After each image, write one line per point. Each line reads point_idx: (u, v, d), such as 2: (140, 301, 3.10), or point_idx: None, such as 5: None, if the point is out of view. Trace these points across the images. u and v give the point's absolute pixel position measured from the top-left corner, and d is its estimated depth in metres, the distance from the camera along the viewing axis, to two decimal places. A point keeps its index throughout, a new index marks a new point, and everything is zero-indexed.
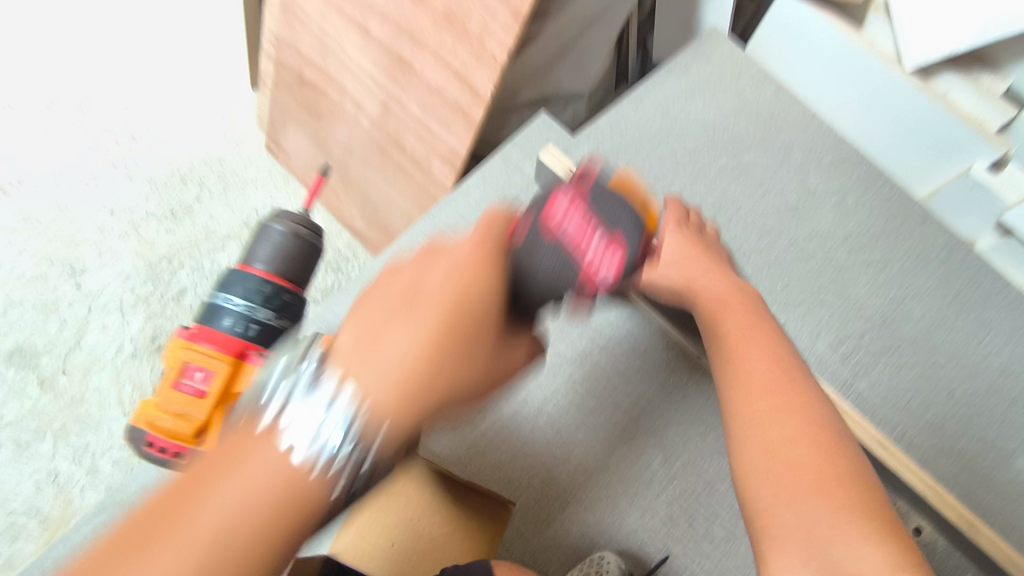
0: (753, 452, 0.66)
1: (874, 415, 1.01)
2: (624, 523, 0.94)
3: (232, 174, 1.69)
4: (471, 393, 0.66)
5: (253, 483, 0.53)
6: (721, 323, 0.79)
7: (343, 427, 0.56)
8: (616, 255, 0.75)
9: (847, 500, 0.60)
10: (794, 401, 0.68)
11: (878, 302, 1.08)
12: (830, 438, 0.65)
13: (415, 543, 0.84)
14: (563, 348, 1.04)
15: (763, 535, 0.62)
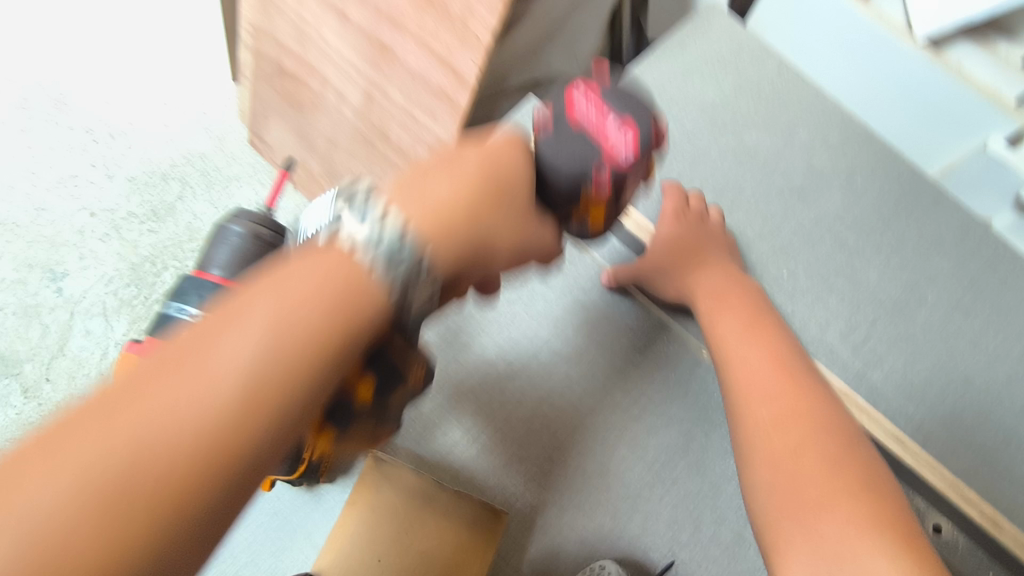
0: (758, 464, 0.62)
1: (888, 407, 0.96)
2: (625, 528, 0.89)
3: (215, 170, 1.58)
4: (509, 253, 0.59)
5: (287, 309, 0.48)
6: (722, 330, 0.77)
7: (391, 247, 0.51)
8: (628, 145, 0.55)
9: (860, 510, 0.55)
10: (799, 408, 0.64)
11: (891, 287, 1.02)
12: (841, 444, 0.61)
13: (404, 557, 0.78)
14: (557, 344, 0.98)
15: (771, 551, 0.57)
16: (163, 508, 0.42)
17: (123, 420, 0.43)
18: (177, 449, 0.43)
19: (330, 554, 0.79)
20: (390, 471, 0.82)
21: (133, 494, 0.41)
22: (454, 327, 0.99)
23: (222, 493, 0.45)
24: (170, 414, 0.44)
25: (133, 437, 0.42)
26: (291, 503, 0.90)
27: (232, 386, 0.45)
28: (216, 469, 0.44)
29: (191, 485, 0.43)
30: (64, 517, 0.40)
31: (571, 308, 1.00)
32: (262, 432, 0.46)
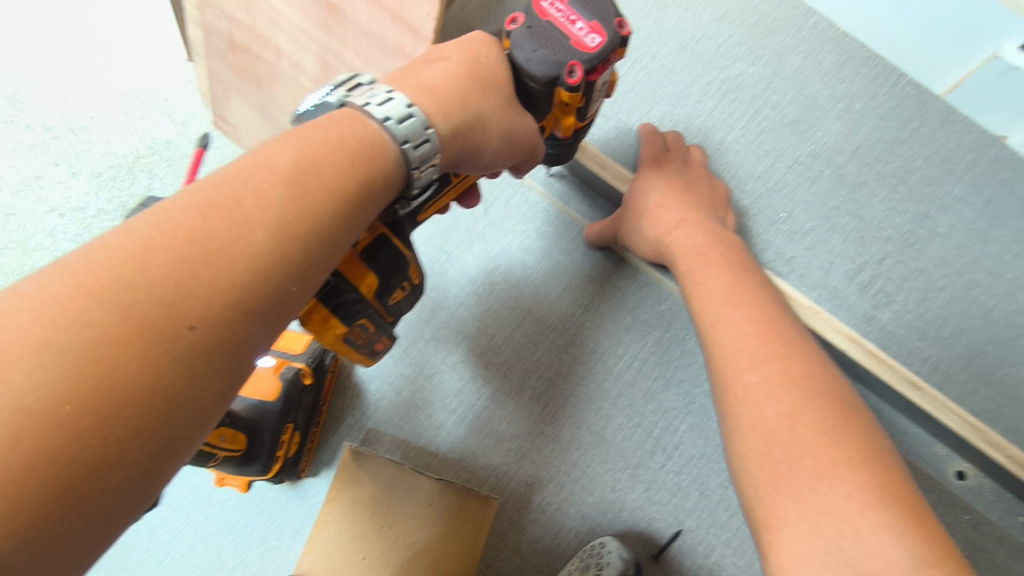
0: (748, 435, 0.58)
1: (902, 349, 0.89)
2: (627, 499, 0.84)
3: (185, 160, 1.19)
4: (503, 144, 0.55)
5: (317, 146, 0.42)
6: (708, 287, 0.72)
7: (416, 121, 0.45)
8: (596, 40, 0.55)
9: (863, 481, 0.50)
10: (793, 373, 0.60)
11: (899, 221, 0.94)
12: (839, 409, 0.56)
13: (390, 552, 0.75)
14: (541, 312, 0.91)
15: (764, 527, 0.53)
16: (191, 336, 0.35)
17: (144, 235, 0.35)
18: (206, 270, 0.36)
19: (312, 554, 0.75)
20: (371, 465, 0.77)
21: (159, 314, 0.34)
22: (431, 302, 0.92)
23: (246, 336, 0.38)
24: (201, 235, 0.36)
25: (163, 250, 0.35)
26: (275, 501, 0.86)
27: (264, 245, 0.38)
28: (245, 300, 0.37)
29: (220, 315, 0.36)
30: (86, 330, 0.32)
31: (553, 274, 0.93)
32: (292, 273, 0.39)
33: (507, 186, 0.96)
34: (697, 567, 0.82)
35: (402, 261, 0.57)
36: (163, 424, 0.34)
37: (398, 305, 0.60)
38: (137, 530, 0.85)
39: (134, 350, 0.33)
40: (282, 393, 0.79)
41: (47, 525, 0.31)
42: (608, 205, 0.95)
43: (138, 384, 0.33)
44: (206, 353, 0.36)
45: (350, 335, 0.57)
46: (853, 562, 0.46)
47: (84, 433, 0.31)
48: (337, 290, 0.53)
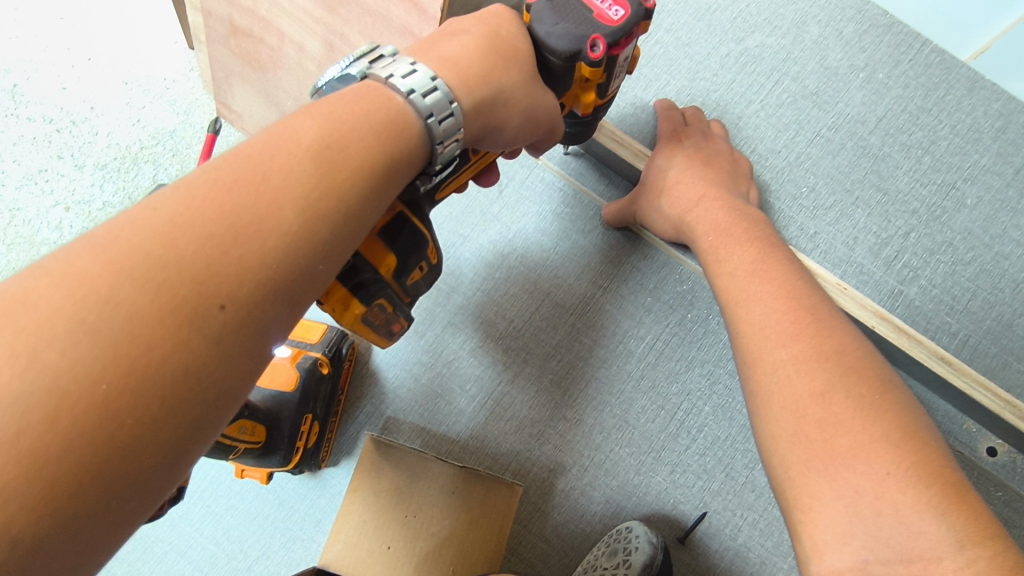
0: (779, 413, 0.54)
1: (930, 325, 0.88)
2: (652, 483, 0.83)
3: (190, 150, 1.17)
4: (524, 122, 0.52)
5: (344, 120, 0.40)
6: (732, 264, 0.69)
7: (440, 95, 0.43)
8: (618, 13, 0.53)
9: (901, 459, 0.46)
10: (824, 349, 0.56)
11: (924, 193, 0.91)
12: (874, 386, 0.52)
13: (416, 541, 0.74)
14: (559, 295, 0.90)
15: (796, 507, 0.49)
16: (221, 315, 0.34)
17: (172, 211, 0.34)
18: (236, 247, 0.34)
19: (336, 545, 0.74)
20: (392, 455, 0.76)
21: (189, 292, 0.33)
22: (448, 287, 0.91)
23: (276, 315, 0.36)
24: (229, 212, 0.35)
25: (193, 226, 0.34)
26: (295, 492, 0.86)
27: (292, 224, 0.36)
28: (272, 280, 0.35)
29: (251, 294, 0.35)
30: (117, 309, 0.31)
31: (571, 255, 0.91)
32: (320, 252, 0.38)
33: (522, 166, 0.94)
34: (724, 549, 0.81)
35: (420, 241, 0.55)
36: (195, 405, 0.33)
37: (415, 286, 0.59)
38: (159, 523, 0.84)
39: (163, 329, 0.32)
40: (300, 383, 0.78)
41: (78, 508, 0.29)
42: (626, 183, 0.93)
43: (168, 365, 0.32)
44: (235, 333, 0.34)
45: (368, 315, 0.55)
46: (893, 542, 0.43)
47: (118, 413, 0.30)
48: (355, 270, 0.51)
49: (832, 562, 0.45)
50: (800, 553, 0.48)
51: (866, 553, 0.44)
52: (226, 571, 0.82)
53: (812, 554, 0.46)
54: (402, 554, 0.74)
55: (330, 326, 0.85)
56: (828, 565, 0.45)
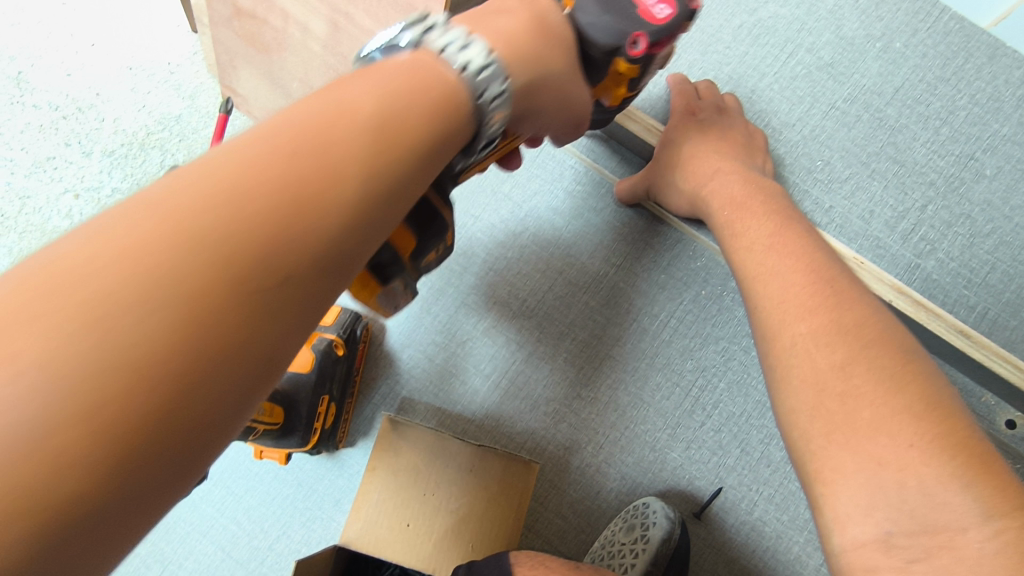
0: (799, 386, 0.54)
1: (947, 298, 0.87)
2: (667, 459, 0.83)
3: (197, 135, 1.16)
4: (558, 113, 0.53)
5: (400, 93, 0.40)
6: (749, 238, 0.68)
7: (494, 74, 0.43)
8: (662, 12, 0.54)
9: (925, 430, 0.45)
10: (845, 322, 0.55)
11: (942, 164, 0.90)
12: (897, 358, 0.51)
13: (435, 517, 0.75)
14: (572, 273, 0.89)
15: (817, 481, 0.49)
16: (275, 292, 0.34)
17: (232, 184, 0.34)
18: (295, 224, 0.35)
19: (356, 523, 0.74)
20: (410, 433, 0.77)
21: (248, 268, 0.33)
22: (461, 268, 0.91)
23: (320, 294, 0.36)
24: (285, 186, 0.35)
25: (250, 201, 0.34)
26: (313, 472, 0.87)
27: (348, 201, 0.36)
28: (327, 252, 0.36)
29: (303, 271, 0.35)
30: (176, 270, 0.31)
31: (583, 233, 0.90)
32: (369, 229, 0.38)
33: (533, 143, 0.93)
34: (740, 524, 0.81)
35: (442, 223, 0.53)
36: (246, 380, 0.33)
37: (428, 266, 0.58)
38: (181, 504, 0.86)
39: (221, 304, 0.32)
40: (317, 364, 0.79)
41: (136, 479, 0.30)
42: (638, 160, 0.92)
43: (225, 341, 0.32)
44: (285, 310, 0.35)
45: (383, 293, 0.55)
46: (918, 513, 0.43)
47: (184, 373, 0.30)
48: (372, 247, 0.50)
49: (854, 535, 0.45)
50: (821, 526, 0.48)
51: (889, 525, 0.43)
52: (248, 550, 0.84)
53: (834, 526, 0.47)
54: (424, 531, 0.74)
55: (344, 308, 0.86)
56: (851, 538, 0.45)
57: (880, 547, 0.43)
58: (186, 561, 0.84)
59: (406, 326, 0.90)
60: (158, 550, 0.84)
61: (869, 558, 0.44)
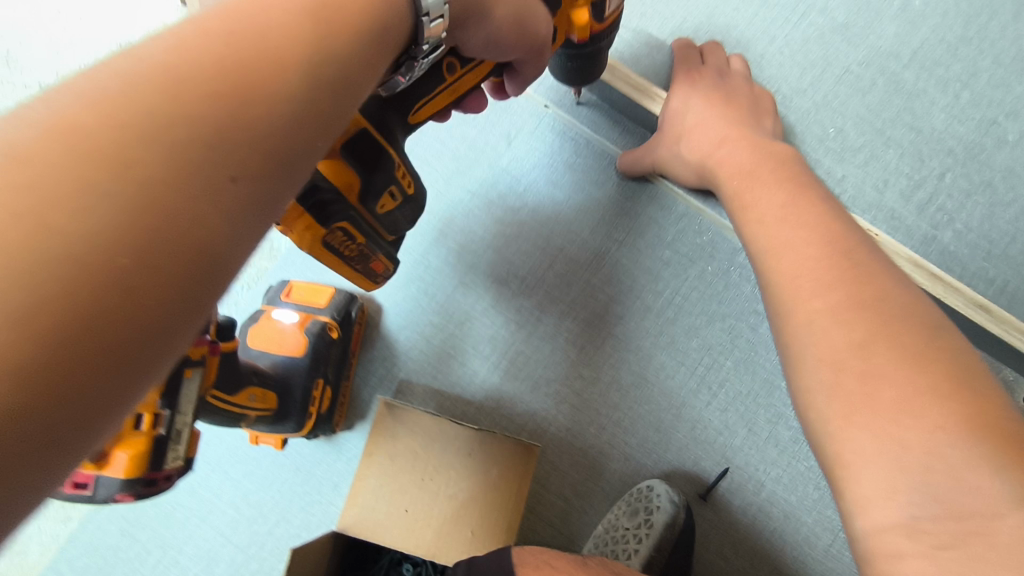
0: (815, 365, 0.51)
1: (965, 271, 0.83)
2: (672, 440, 0.81)
3: None
4: (514, 45, 0.53)
5: None
6: (762, 209, 0.65)
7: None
8: None
9: (950, 411, 0.42)
10: (864, 298, 0.52)
11: (962, 130, 0.85)
12: (919, 337, 0.48)
13: (433, 504, 0.73)
14: (572, 251, 0.86)
15: (837, 463, 0.47)
16: (232, 188, 0.27)
17: (163, 57, 0.26)
18: (248, 109, 0.28)
19: (354, 509, 0.72)
20: (407, 418, 0.74)
21: (198, 155, 0.26)
22: (457, 247, 0.88)
23: (277, 196, 0.30)
24: (233, 61, 0.28)
25: (193, 79, 0.26)
26: (311, 456, 0.85)
27: (296, 90, 0.30)
28: (271, 147, 0.29)
29: (261, 165, 0.28)
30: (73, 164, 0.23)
31: (585, 209, 0.87)
32: (323, 128, 0.32)
33: (530, 116, 0.90)
34: (747, 505, 0.79)
35: (387, 163, 0.62)
36: (204, 280, 0.26)
37: (388, 214, 0.68)
38: (180, 489, 0.85)
39: (167, 195, 0.25)
40: (310, 347, 0.76)
41: (55, 397, 0.22)
42: (642, 130, 0.88)
43: (173, 239, 0.25)
44: (243, 212, 0.28)
45: (332, 239, 0.63)
46: (947, 497, 0.40)
47: (95, 285, 0.22)
48: (316, 189, 0.59)
49: (876, 519, 0.42)
50: (843, 510, 0.46)
51: (912, 509, 0.41)
52: (247, 535, 0.83)
53: (855, 510, 0.44)
54: (423, 516, 0.72)
55: (337, 289, 0.83)
56: (872, 522, 0.42)
57: (903, 531, 0.40)
58: (186, 546, 0.83)
59: (403, 307, 0.88)
60: (161, 536, 0.84)
61: (893, 543, 0.41)
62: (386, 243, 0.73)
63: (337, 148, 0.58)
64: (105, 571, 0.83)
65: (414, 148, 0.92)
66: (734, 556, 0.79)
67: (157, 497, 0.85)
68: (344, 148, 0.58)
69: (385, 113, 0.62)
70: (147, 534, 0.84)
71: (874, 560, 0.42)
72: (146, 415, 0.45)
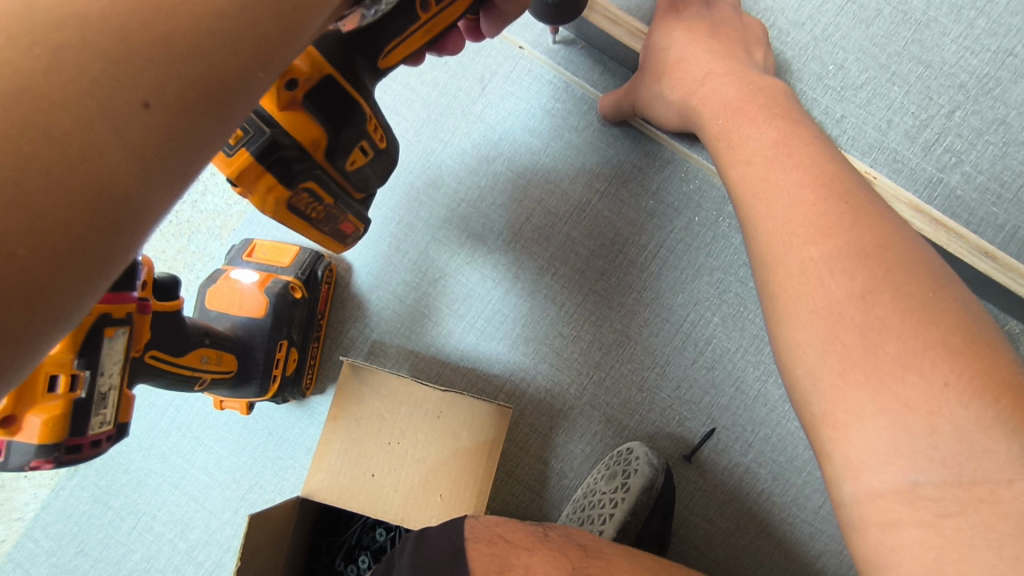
0: (808, 319, 0.43)
1: (973, 218, 0.76)
2: (656, 401, 0.77)
3: None
4: None
5: None
6: (743, 138, 0.57)
7: None
8: None
9: (964, 367, 0.36)
10: (864, 245, 0.44)
11: (975, 62, 0.77)
12: (924, 284, 0.41)
13: (400, 469, 0.70)
14: (551, 203, 0.81)
15: (825, 424, 0.41)
16: (145, 117, 0.24)
17: None
18: (162, 24, 0.24)
19: (319, 474, 0.70)
20: (372, 379, 0.71)
21: (96, 71, 0.23)
22: (430, 202, 0.83)
23: (207, 132, 0.27)
24: None
25: None
26: (283, 421, 0.83)
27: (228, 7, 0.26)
28: (198, 74, 0.25)
29: (183, 91, 0.25)
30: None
31: (563, 157, 0.81)
32: (263, 55, 0.27)
33: (506, 57, 0.84)
34: (733, 466, 0.76)
35: (357, 115, 0.54)
36: (116, 214, 0.24)
37: (359, 171, 0.60)
38: (150, 456, 0.83)
39: (59, 118, 0.23)
40: (271, 308, 0.73)
41: None
42: (624, 70, 0.81)
43: (60, 174, 0.23)
44: (158, 147, 0.25)
45: (296, 199, 0.55)
46: (952, 462, 0.35)
47: None
48: (276, 145, 0.50)
49: (870, 484, 0.37)
50: (828, 472, 0.41)
51: (916, 473, 0.36)
52: (221, 500, 0.82)
53: (845, 474, 0.38)
54: (391, 481, 0.69)
55: (303, 247, 0.80)
56: (866, 487, 0.37)
57: (904, 498, 0.36)
58: (159, 513, 0.82)
59: (373, 265, 0.84)
60: (134, 502, 0.82)
61: (889, 510, 0.36)
62: (357, 203, 0.65)
63: (299, 97, 0.50)
64: (81, 536, 0.82)
65: (385, 91, 0.86)
66: (720, 518, 0.76)
67: (129, 463, 0.83)
68: (307, 97, 0.50)
69: (350, 58, 0.53)
70: (120, 500, 0.83)
71: (868, 528, 0.37)
72: (60, 376, 0.43)
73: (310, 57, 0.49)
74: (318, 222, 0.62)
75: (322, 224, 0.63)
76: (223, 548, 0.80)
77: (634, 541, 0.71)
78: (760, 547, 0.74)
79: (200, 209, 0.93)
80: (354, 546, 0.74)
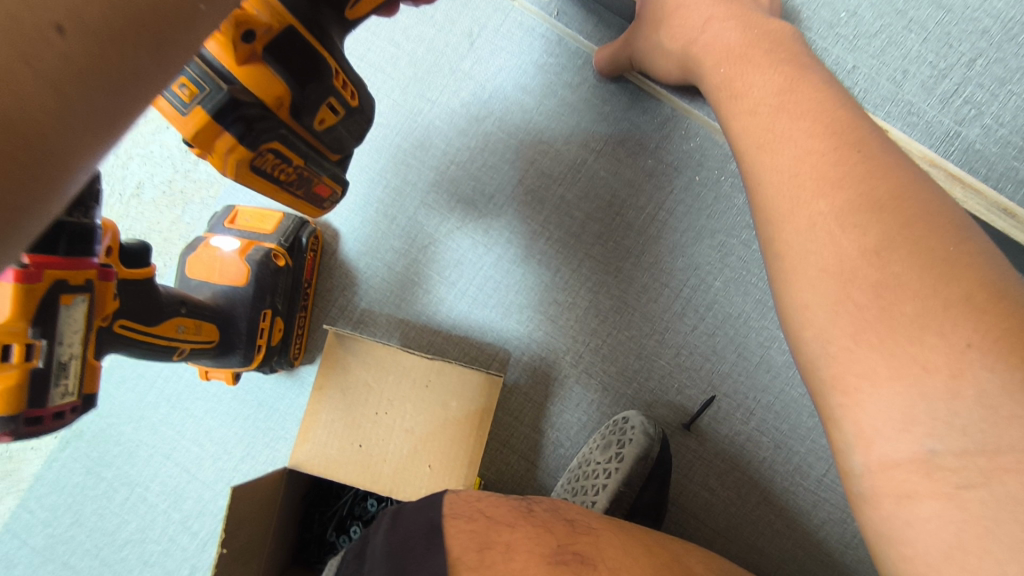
0: (817, 279, 0.40)
1: (991, 174, 0.72)
2: (654, 368, 0.75)
3: None
4: None
5: None
6: (749, 84, 0.53)
7: None
8: None
9: (989, 326, 0.33)
10: (878, 196, 0.40)
11: (999, 6, 0.72)
12: (943, 237, 0.37)
13: (389, 440, 0.68)
14: (545, 163, 0.77)
15: (832, 390, 0.38)
16: (61, 44, 0.21)
17: None
18: None
19: (306, 445, 0.68)
20: (359, 348, 0.69)
21: None
22: (420, 165, 0.80)
23: (137, 68, 0.23)
24: None
25: None
26: (274, 391, 0.81)
27: None
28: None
29: (107, 19, 0.22)
30: None
31: (558, 115, 0.77)
32: None
33: (496, 10, 0.79)
34: (734, 435, 0.73)
35: (323, 71, 0.51)
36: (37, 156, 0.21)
37: (330, 132, 0.57)
38: (142, 427, 0.82)
39: None
40: (253, 276, 0.70)
41: None
42: (620, 21, 0.76)
43: None
44: (83, 79, 0.21)
45: (260, 161, 0.52)
46: (973, 429, 0.31)
47: None
48: (235, 104, 0.46)
49: (883, 453, 0.34)
50: (835, 439, 0.38)
51: (933, 441, 0.33)
52: (214, 471, 0.81)
53: (855, 443, 0.36)
54: (381, 450, 0.68)
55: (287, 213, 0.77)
56: (878, 456, 0.34)
57: (919, 468, 0.33)
58: (153, 484, 0.81)
59: (361, 231, 0.81)
60: (127, 474, 0.82)
61: (903, 481, 0.33)
62: (332, 164, 0.62)
63: (258, 50, 0.46)
64: (76, 508, 0.82)
65: (367, 47, 0.82)
66: (721, 487, 0.74)
67: (121, 435, 0.82)
68: (267, 51, 0.46)
69: (317, 10, 0.49)
70: (112, 472, 0.82)
71: (880, 500, 0.34)
72: (14, 345, 0.41)
73: (271, 7, 0.45)
74: (290, 185, 0.59)
75: (294, 188, 0.60)
76: (216, 518, 0.80)
77: (627, 513, 0.69)
78: (761, 516, 0.72)
79: (192, 178, 0.90)
80: (346, 517, 0.73)
